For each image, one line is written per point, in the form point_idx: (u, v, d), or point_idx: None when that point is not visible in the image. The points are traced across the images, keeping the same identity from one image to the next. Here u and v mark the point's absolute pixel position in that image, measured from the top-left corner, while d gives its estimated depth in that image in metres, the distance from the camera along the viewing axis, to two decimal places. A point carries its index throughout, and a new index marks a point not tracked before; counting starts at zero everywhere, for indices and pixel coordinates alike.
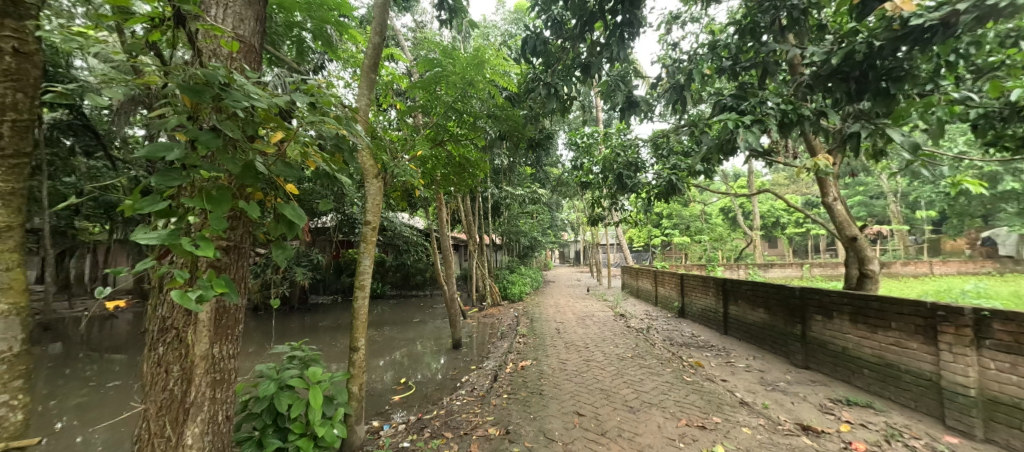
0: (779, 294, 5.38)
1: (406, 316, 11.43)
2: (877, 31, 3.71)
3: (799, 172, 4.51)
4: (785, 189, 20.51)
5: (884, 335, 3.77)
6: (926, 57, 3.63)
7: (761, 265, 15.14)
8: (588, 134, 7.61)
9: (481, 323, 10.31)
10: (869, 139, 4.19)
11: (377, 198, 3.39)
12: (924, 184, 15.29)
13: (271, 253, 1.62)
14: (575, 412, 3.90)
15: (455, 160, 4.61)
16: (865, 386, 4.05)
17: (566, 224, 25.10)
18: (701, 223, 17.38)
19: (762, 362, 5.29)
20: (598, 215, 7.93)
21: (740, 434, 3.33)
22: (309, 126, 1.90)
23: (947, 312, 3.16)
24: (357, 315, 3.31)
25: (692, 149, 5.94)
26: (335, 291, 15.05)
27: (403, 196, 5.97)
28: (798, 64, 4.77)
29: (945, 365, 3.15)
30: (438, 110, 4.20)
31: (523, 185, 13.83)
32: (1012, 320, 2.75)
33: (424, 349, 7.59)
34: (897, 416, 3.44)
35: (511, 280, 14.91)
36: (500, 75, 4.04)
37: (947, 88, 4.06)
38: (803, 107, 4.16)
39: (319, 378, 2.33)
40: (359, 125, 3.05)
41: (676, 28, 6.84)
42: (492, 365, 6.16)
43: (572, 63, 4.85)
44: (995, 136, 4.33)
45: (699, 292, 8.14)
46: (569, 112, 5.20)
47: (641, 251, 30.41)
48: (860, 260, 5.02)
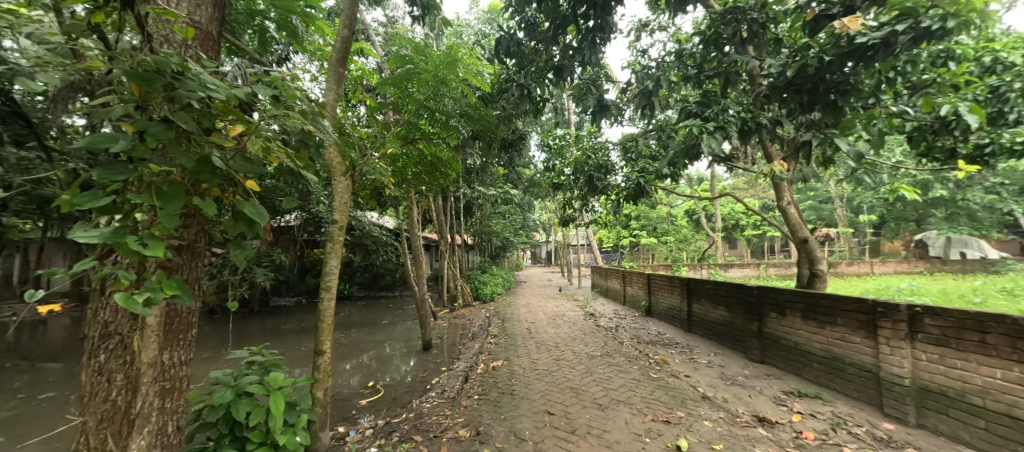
0: (739, 293, 5.66)
1: (374, 318, 11.17)
2: (827, 47, 3.96)
3: (757, 177, 4.77)
4: (744, 193, 21.60)
5: (831, 330, 4.04)
6: (870, 73, 3.93)
7: (722, 265, 15.86)
8: (559, 135, 7.69)
9: (452, 324, 10.21)
10: (819, 148, 4.49)
11: (345, 197, 3.28)
12: (866, 191, 16.54)
13: (228, 253, 1.54)
14: (546, 411, 3.93)
15: (427, 159, 4.55)
16: (814, 379, 4.32)
17: (538, 225, 25.33)
18: (667, 224, 18.02)
19: (722, 358, 5.55)
20: (569, 216, 8.05)
21: (702, 427, 3.48)
22: (272, 121, 1.83)
23: (885, 308, 3.43)
24: (323, 317, 3.19)
25: (660, 154, 6.15)
26: (299, 293, 14.45)
27: (371, 194, 5.82)
28: (757, 75, 5.05)
29: (884, 357, 3.43)
30: (410, 109, 4.10)
31: (495, 185, 13.85)
32: (941, 315, 3.02)
33: (393, 351, 7.42)
34: (842, 406, 3.70)
35: (483, 281, 14.88)
36: (473, 74, 4.00)
37: (886, 102, 4.43)
38: (761, 115, 4.39)
39: (281, 383, 2.22)
40: (326, 121, 2.94)
41: (645, 35, 7.07)
42: (463, 367, 6.12)
43: (545, 65, 4.90)
44: (926, 148, 4.75)
45: (665, 291, 8.43)
46: (542, 114, 5.25)
47: (611, 252, 31.16)
48: (810, 260, 5.36)
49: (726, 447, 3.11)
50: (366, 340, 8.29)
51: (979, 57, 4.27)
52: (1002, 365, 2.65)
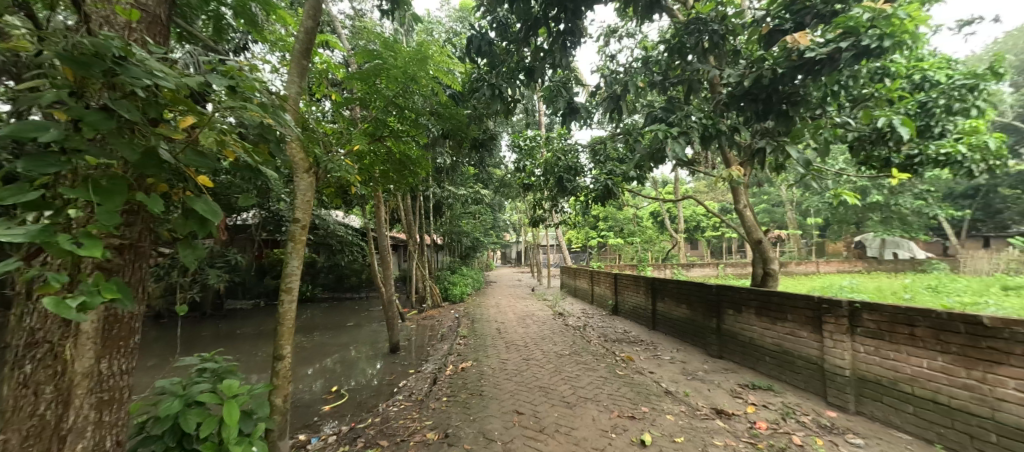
0: (699, 291, 5.92)
1: (339, 320, 10.78)
2: (781, 60, 4.21)
3: (716, 181, 5.00)
4: (705, 196, 22.60)
5: (781, 326, 4.31)
6: (817, 86, 4.22)
7: (684, 265, 16.54)
8: (530, 137, 7.73)
9: (420, 325, 10.03)
10: (773, 155, 4.77)
11: (308, 195, 3.15)
12: (813, 195, 17.78)
13: (177, 253, 1.45)
14: (515, 411, 3.94)
15: (395, 157, 4.45)
16: (766, 371, 4.59)
17: (508, 225, 25.39)
18: (633, 225, 18.57)
19: (683, 354, 5.78)
20: (539, 217, 8.12)
21: (664, 421, 3.62)
22: (229, 113, 1.74)
23: (829, 304, 3.69)
24: (283, 320, 3.04)
25: (627, 157, 6.32)
26: (257, 295, 13.71)
27: (336, 192, 5.62)
28: (717, 84, 5.30)
29: (828, 350, 3.69)
30: (378, 105, 3.99)
31: (466, 185, 13.75)
32: (877, 310, 3.28)
33: (358, 354, 7.19)
34: (791, 396, 3.95)
35: (452, 281, 14.72)
36: (444, 72, 3.95)
37: (831, 113, 4.78)
38: (721, 123, 4.61)
39: (235, 391, 2.09)
40: (288, 115, 2.80)
41: (613, 41, 7.26)
42: (431, 368, 6.03)
43: (516, 66, 4.92)
44: (865, 158, 5.17)
45: (631, 290, 8.67)
46: (513, 114, 5.27)
47: (579, 252, 31.76)
48: (764, 260, 5.69)
49: (688, 439, 3.25)
50: (330, 343, 8.00)
51: (910, 74, 4.70)
52: (928, 354, 2.93)
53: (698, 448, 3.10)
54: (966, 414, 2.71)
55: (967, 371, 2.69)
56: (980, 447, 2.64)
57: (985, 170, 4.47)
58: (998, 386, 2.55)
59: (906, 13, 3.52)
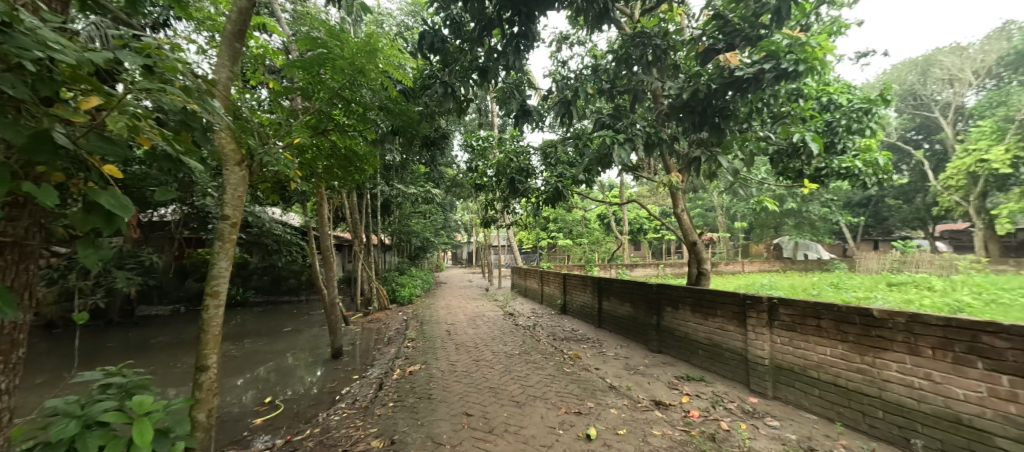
0: (641, 290, 6.27)
1: (274, 326, 10.00)
2: (715, 77, 4.59)
3: (658, 186, 5.33)
4: (647, 200, 23.98)
5: (712, 321, 4.70)
6: (745, 102, 4.64)
7: (628, 266, 17.43)
8: (482, 137, 7.69)
9: (366, 328, 9.60)
10: (706, 163, 5.17)
11: (239, 190, 2.88)
12: (740, 202, 19.55)
13: (76, 253, 1.26)
14: (464, 413, 3.91)
15: (341, 152, 4.22)
16: (699, 363, 4.97)
17: (459, 225, 25.12)
18: (581, 227, 19.24)
19: (626, 350, 6.08)
20: (490, 218, 8.11)
21: (608, 415, 3.78)
22: (144, 96, 1.56)
23: (751, 301, 4.08)
24: (207, 328, 2.74)
25: (576, 160, 6.51)
26: (176, 301, 12.30)
27: (273, 188, 5.21)
28: (660, 95, 5.63)
29: (751, 342, 4.08)
30: (322, 97, 3.75)
31: (416, 184, 13.39)
32: (791, 304, 3.68)
33: (296, 361, 6.72)
34: (720, 386, 4.31)
35: (401, 282, 14.25)
36: (395, 66, 3.79)
37: (756, 127, 5.28)
38: (662, 132, 4.92)
39: (148, 408, 1.86)
40: (216, 101, 2.55)
41: (565, 47, 7.45)
42: (377, 373, 5.80)
43: (469, 65, 4.87)
44: (784, 169, 5.77)
45: (579, 289, 8.95)
46: (465, 114, 5.22)
47: (530, 252, 32.28)
48: (698, 260, 6.14)
49: (630, 431, 3.41)
50: (263, 351, 7.40)
51: (819, 97, 5.33)
52: (830, 343, 3.33)
53: (639, 438, 3.27)
54: (860, 394, 3.12)
55: (861, 357, 3.09)
56: (871, 423, 3.03)
57: (875, 183, 5.22)
58: (884, 368, 2.94)
59: (817, 43, 3.99)
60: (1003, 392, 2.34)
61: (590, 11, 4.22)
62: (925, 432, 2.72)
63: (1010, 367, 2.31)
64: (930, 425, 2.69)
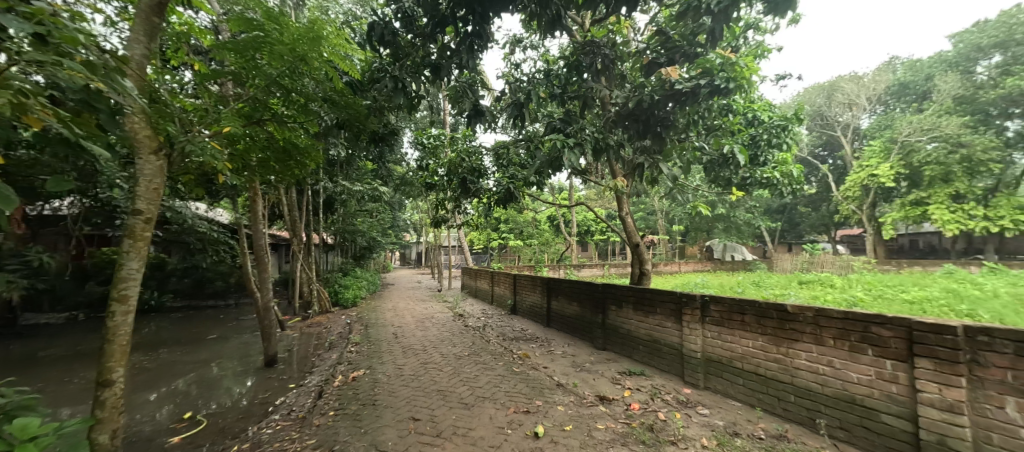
0: (588, 289, 6.51)
1: (197, 333, 9.05)
2: (658, 88, 4.89)
3: (605, 189, 5.56)
4: (594, 203, 24.95)
5: (651, 318, 4.99)
6: (683, 113, 4.96)
7: (576, 266, 18.02)
8: (434, 135, 7.56)
9: (305, 333, 9.00)
10: (649, 169, 5.49)
11: (155, 182, 2.56)
12: (677, 207, 20.99)
13: None
14: (411, 418, 3.80)
15: (278, 144, 3.92)
16: (640, 358, 5.25)
17: (408, 224, 24.44)
18: (532, 228, 19.58)
19: (573, 348, 6.28)
20: (440, 218, 7.97)
21: (556, 412, 3.87)
22: (35, 71, 1.37)
23: (687, 299, 4.39)
24: (113, 338, 2.41)
25: (528, 162, 6.61)
26: (72, 307, 10.69)
27: (198, 180, 4.72)
28: (608, 103, 5.88)
29: (686, 337, 4.40)
30: (258, 83, 3.45)
31: (362, 181, 12.81)
32: (720, 302, 4.02)
33: (223, 371, 6.13)
34: (658, 379, 4.59)
35: (345, 284, 13.55)
36: (341, 57, 3.59)
37: (692, 138, 5.69)
38: (610, 138, 5.16)
39: (33, 432, 1.57)
40: (128, 81, 2.26)
41: (518, 50, 7.52)
42: (316, 381, 5.46)
43: (421, 61, 4.75)
44: (716, 177, 6.27)
45: (528, 290, 9.09)
46: (416, 110, 5.08)
47: (481, 252, 32.27)
48: (640, 261, 6.49)
49: (576, 426, 3.52)
50: (183, 361, 6.66)
51: (745, 113, 5.83)
52: (752, 336, 3.68)
53: (584, 433, 3.38)
54: (776, 381, 3.47)
55: (778, 349, 3.45)
56: (785, 406, 3.39)
57: (790, 192, 5.86)
58: (795, 357, 3.31)
59: (745, 63, 4.41)
60: (887, 375, 2.72)
61: (543, 16, 4.29)
62: (826, 412, 3.09)
63: (892, 353, 2.69)
64: (830, 405, 3.06)
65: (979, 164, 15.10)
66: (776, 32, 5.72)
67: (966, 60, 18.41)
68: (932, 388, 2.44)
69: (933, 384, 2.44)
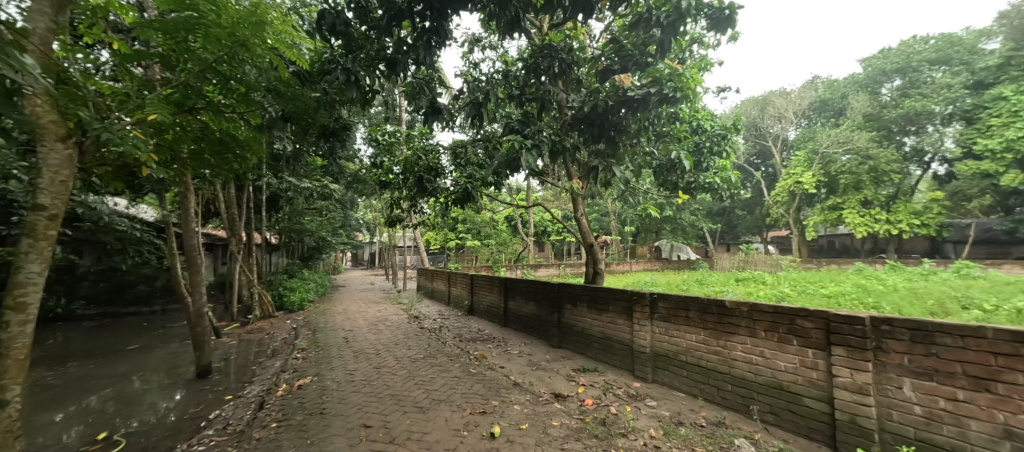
0: (545, 289, 6.61)
1: (114, 343, 8.08)
2: (612, 94, 5.08)
3: (561, 191, 5.68)
4: (551, 204, 25.43)
5: (605, 316, 5.17)
6: (635, 120, 5.17)
7: (532, 266, 18.32)
8: (389, 131, 7.31)
9: (244, 340, 8.34)
10: (603, 172, 5.67)
11: (62, 174, 2.24)
12: (629, 209, 21.94)
13: None
14: (362, 425, 3.64)
15: (213, 135, 3.60)
16: (593, 355, 5.41)
17: (361, 224, 23.53)
18: (489, 228, 19.58)
19: (529, 347, 6.35)
20: (395, 217, 7.73)
21: (512, 411, 3.88)
22: None
23: (637, 296, 4.60)
24: (6, 354, 2.08)
25: (486, 162, 6.57)
26: None
27: (116, 172, 4.21)
28: (564, 106, 6.00)
29: (637, 333, 4.60)
30: (190, 68, 3.13)
31: (311, 177, 12.11)
32: (667, 299, 4.25)
33: (146, 385, 5.52)
34: (611, 374, 4.78)
35: (290, 286, 12.75)
36: (286, 45, 3.35)
37: (644, 143, 5.96)
38: (566, 141, 5.28)
39: None
40: (25, 56, 1.96)
41: (476, 49, 7.48)
42: (256, 391, 5.08)
43: (376, 55, 4.58)
44: (665, 182, 6.62)
45: (485, 290, 9.07)
46: (370, 105, 4.87)
47: (438, 252, 31.71)
48: (594, 261, 6.68)
49: (531, 425, 3.56)
50: (96, 375, 5.92)
51: (691, 121, 6.21)
52: (695, 331, 3.93)
53: (540, 431, 3.42)
54: (717, 372, 3.71)
55: (717, 342, 3.70)
56: (723, 395, 3.65)
57: (729, 196, 6.34)
58: (732, 349, 3.57)
59: (691, 75, 4.69)
60: (809, 363, 3.00)
61: (502, 17, 4.28)
62: (759, 399, 3.35)
63: (813, 342, 2.98)
64: (762, 392, 3.33)
65: (884, 174, 17.24)
66: (718, 47, 6.14)
67: (873, 83, 21.00)
68: (845, 373, 2.73)
69: (845, 369, 2.74)
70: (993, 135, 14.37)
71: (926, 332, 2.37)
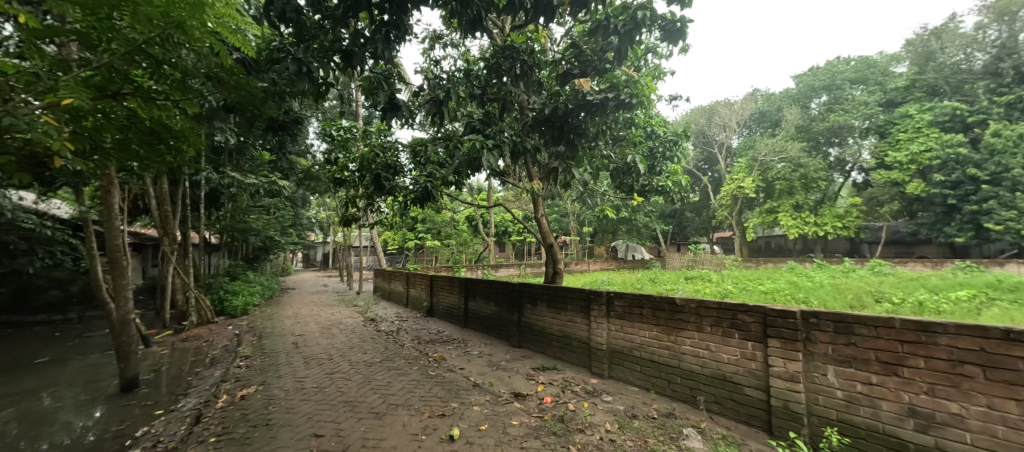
0: (505, 289, 6.62)
1: (17, 357, 7.08)
2: (572, 97, 5.20)
3: (522, 192, 5.71)
4: (512, 204, 25.58)
5: (563, 315, 5.27)
6: (594, 122, 5.31)
7: (493, 266, 18.34)
8: (344, 127, 6.99)
9: (179, 349, 7.64)
10: (562, 174, 5.78)
11: None
12: (587, 210, 22.56)
13: None
14: (313, 435, 3.45)
15: (143, 124, 3.25)
16: (553, 354, 5.50)
17: (315, 223, 22.39)
18: (450, 228, 19.29)
19: (489, 348, 6.33)
20: (350, 216, 7.39)
21: (471, 412, 3.85)
22: None
23: (595, 295, 4.73)
24: None
25: (447, 161, 6.44)
26: None
27: (21, 162, 3.69)
28: (525, 107, 6.03)
29: (594, 330, 4.73)
30: (115, 49, 2.77)
31: (257, 173, 11.33)
32: (622, 297, 4.41)
33: (57, 403, 4.88)
34: (569, 372, 4.88)
35: (233, 289, 11.84)
36: (229, 30, 3.10)
37: (602, 146, 6.14)
38: (527, 142, 5.33)
39: None
40: None
41: (438, 46, 7.37)
42: (193, 405, 4.65)
43: (330, 46, 4.35)
44: (621, 184, 6.87)
45: (445, 291, 8.93)
46: (323, 99, 4.62)
47: (396, 252, 30.85)
48: (554, 261, 6.79)
49: (491, 425, 3.55)
50: None
51: (645, 127, 6.49)
52: (648, 327, 4.11)
53: (499, 431, 3.42)
54: (668, 366, 3.90)
55: (668, 337, 3.89)
56: (673, 387, 3.84)
57: (679, 199, 6.70)
58: (681, 344, 3.76)
59: (645, 82, 4.93)
60: (749, 354, 3.23)
61: (464, 16, 4.24)
62: (705, 390, 3.56)
63: (753, 336, 3.21)
64: (709, 383, 3.53)
65: (813, 181, 19.04)
66: (670, 58, 6.48)
67: (804, 97, 23.23)
68: (780, 363, 2.97)
69: (780, 359, 2.98)
70: (901, 148, 16.43)
71: (847, 323, 2.64)
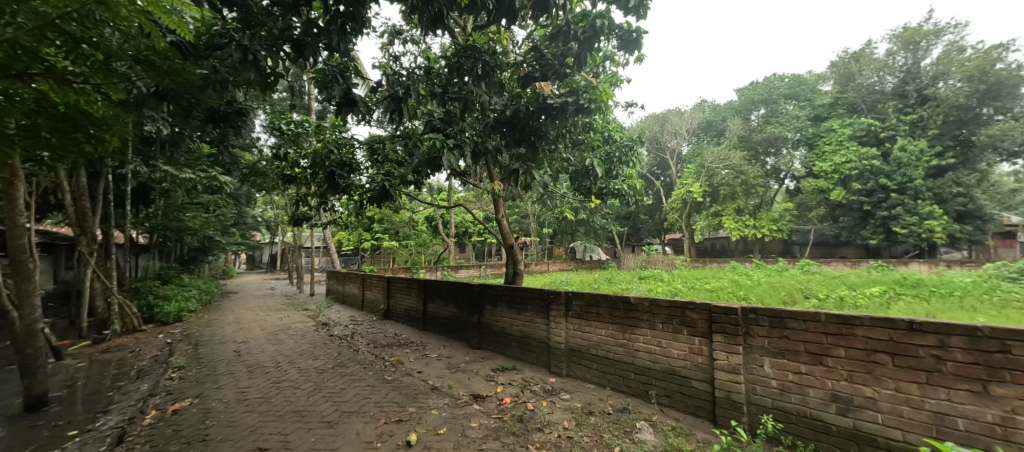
0: (465, 290, 6.55)
1: None
2: (533, 99, 5.26)
3: (483, 192, 5.70)
4: (473, 205, 25.39)
5: (523, 315, 5.31)
6: (554, 125, 5.40)
7: (454, 267, 18.11)
8: (295, 121, 6.59)
9: (99, 361, 6.85)
10: (523, 175, 5.81)
11: None
12: (547, 211, 22.91)
13: None
14: (257, 449, 3.22)
15: (56, 110, 2.88)
16: (512, 354, 5.52)
17: (261, 222, 20.97)
18: (408, 228, 18.80)
19: (448, 350, 6.23)
20: (300, 216, 6.98)
21: (429, 416, 3.77)
22: None
23: (554, 295, 4.81)
24: None
25: (406, 160, 6.26)
26: None
27: None
28: (487, 108, 6.00)
29: (553, 330, 4.81)
30: (21, 22, 2.42)
31: (194, 167, 10.41)
32: (580, 296, 4.52)
33: None
34: (528, 371, 4.93)
35: (165, 294, 10.81)
36: (164, 12, 2.83)
37: (562, 149, 6.25)
38: (488, 143, 5.31)
39: None
40: None
41: (397, 42, 7.17)
42: (115, 422, 4.18)
43: (280, 34, 4.10)
44: (580, 187, 7.04)
45: (403, 293, 8.69)
46: (271, 90, 4.33)
47: (351, 253, 29.63)
48: (514, 262, 6.84)
49: (450, 429, 3.49)
50: None
51: (603, 132, 6.70)
52: (604, 326, 4.24)
53: (458, 434, 3.38)
54: (623, 363, 4.04)
55: (622, 335, 4.05)
56: (627, 383, 3.99)
57: (633, 201, 6.97)
58: (635, 341, 3.92)
59: (604, 88, 5.08)
60: (696, 349, 3.42)
61: (425, 12, 4.14)
62: (656, 384, 3.73)
63: (699, 331, 3.41)
64: (660, 377, 3.70)
65: (752, 187, 20.60)
66: (627, 67, 6.76)
67: (745, 109, 25.10)
68: (722, 356, 3.18)
69: (723, 353, 3.19)
70: (827, 159, 18.21)
71: (781, 318, 2.87)
